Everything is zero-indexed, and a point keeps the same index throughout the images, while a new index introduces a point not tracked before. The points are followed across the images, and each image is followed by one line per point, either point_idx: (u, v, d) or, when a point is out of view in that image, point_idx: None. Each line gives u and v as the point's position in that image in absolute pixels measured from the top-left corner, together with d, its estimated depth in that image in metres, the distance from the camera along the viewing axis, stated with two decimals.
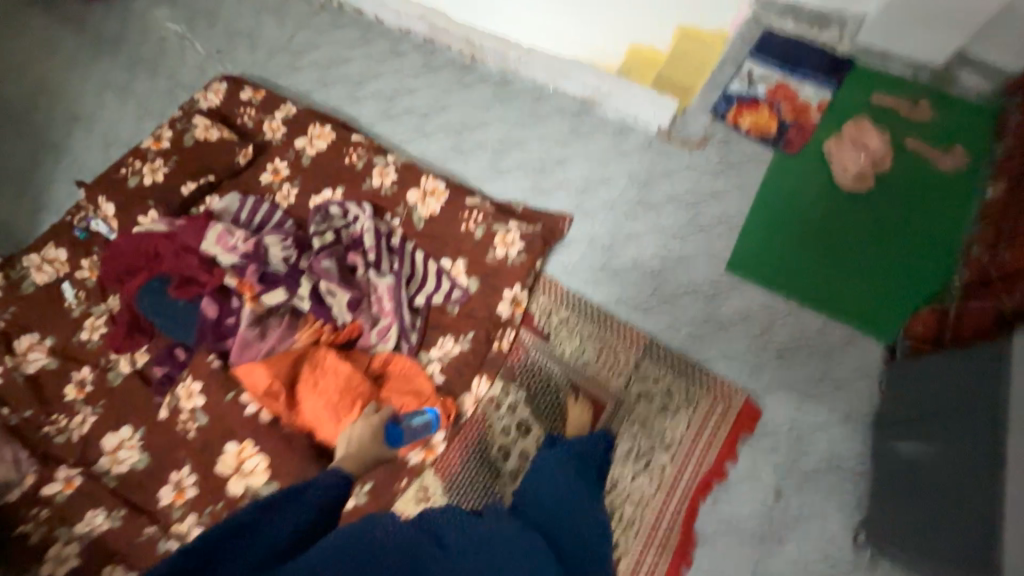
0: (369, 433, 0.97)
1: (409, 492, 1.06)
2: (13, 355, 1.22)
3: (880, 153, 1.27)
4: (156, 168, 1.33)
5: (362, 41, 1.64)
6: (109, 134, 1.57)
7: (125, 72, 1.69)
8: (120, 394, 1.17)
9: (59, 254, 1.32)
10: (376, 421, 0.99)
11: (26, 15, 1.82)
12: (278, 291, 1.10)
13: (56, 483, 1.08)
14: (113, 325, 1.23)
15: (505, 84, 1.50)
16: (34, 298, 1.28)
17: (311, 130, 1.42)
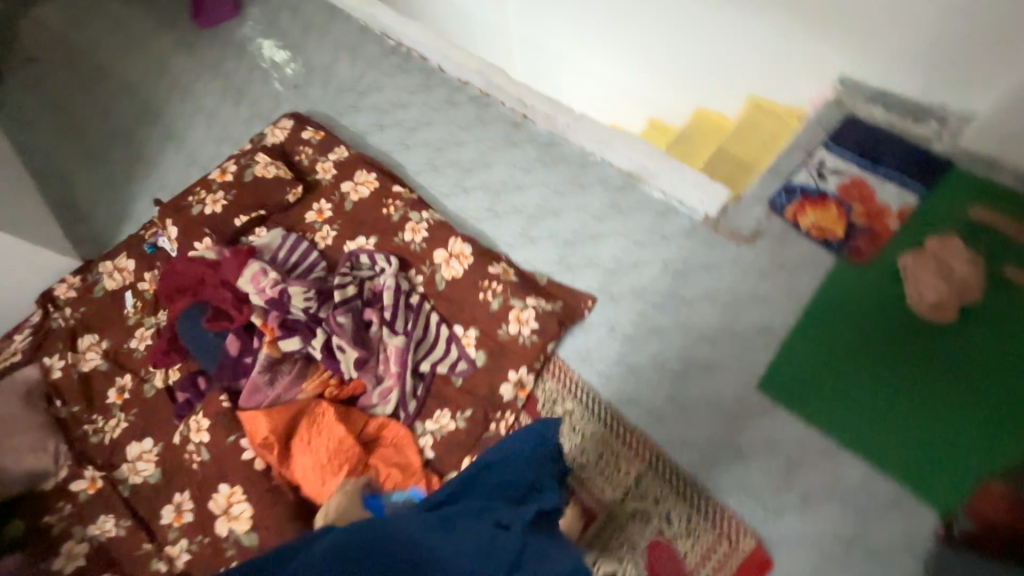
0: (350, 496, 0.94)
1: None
2: (76, 352, 1.38)
3: (969, 281, 1.07)
4: (216, 200, 1.44)
5: (422, 87, 1.67)
6: (190, 154, 1.74)
7: (215, 98, 1.86)
8: (149, 406, 1.27)
9: (128, 265, 1.47)
10: (350, 489, 0.95)
11: (149, 38, 2.08)
12: (294, 339, 1.14)
13: (83, 482, 1.19)
14: (156, 340, 1.34)
15: (552, 147, 1.46)
16: (102, 302, 1.44)
17: (357, 175, 1.47)
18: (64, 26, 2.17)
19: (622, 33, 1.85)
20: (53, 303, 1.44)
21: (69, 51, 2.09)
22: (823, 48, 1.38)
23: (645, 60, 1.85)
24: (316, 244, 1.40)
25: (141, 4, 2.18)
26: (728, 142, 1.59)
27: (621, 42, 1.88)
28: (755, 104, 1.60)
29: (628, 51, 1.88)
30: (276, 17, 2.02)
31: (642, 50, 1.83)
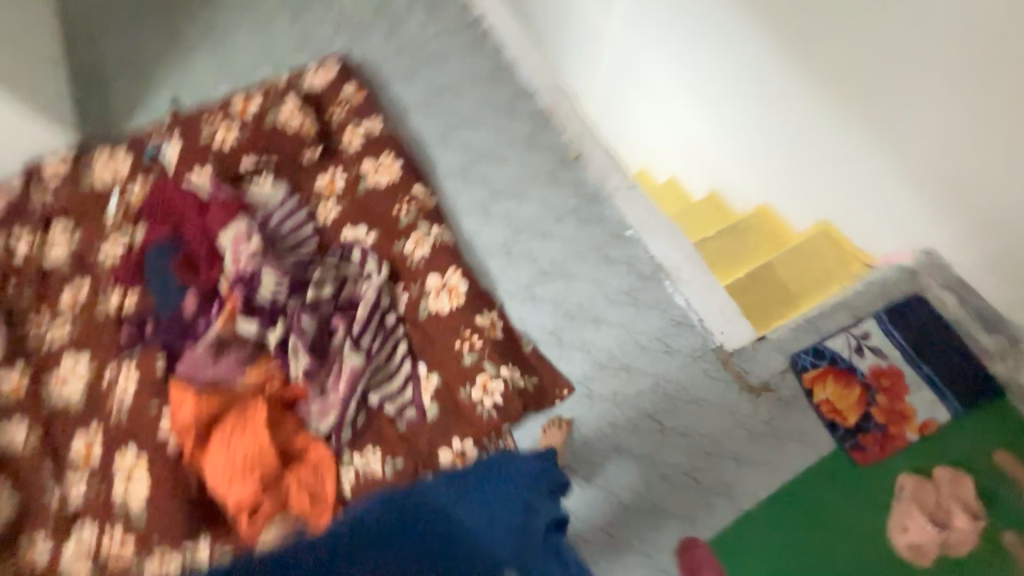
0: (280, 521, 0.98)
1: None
2: (44, 237, 1.31)
3: (960, 536, 0.99)
4: (229, 132, 1.34)
5: (486, 79, 1.51)
6: (225, 60, 1.59)
7: (271, 5, 1.68)
8: (95, 325, 1.21)
9: (123, 163, 1.38)
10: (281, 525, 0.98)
11: None
12: (251, 323, 1.07)
13: (8, 377, 1.16)
14: (124, 257, 1.27)
15: (593, 204, 1.32)
16: (85, 194, 1.36)
17: (382, 156, 1.34)
18: None
19: (718, 94, 1.66)
20: (36, 176, 1.36)
21: None
22: (920, 208, 1.19)
23: (732, 129, 1.67)
24: (314, 216, 1.29)
25: None
26: (777, 260, 1.45)
27: (714, 102, 1.70)
28: (824, 231, 1.44)
29: (719, 112, 1.70)
30: None
31: (733, 119, 1.65)
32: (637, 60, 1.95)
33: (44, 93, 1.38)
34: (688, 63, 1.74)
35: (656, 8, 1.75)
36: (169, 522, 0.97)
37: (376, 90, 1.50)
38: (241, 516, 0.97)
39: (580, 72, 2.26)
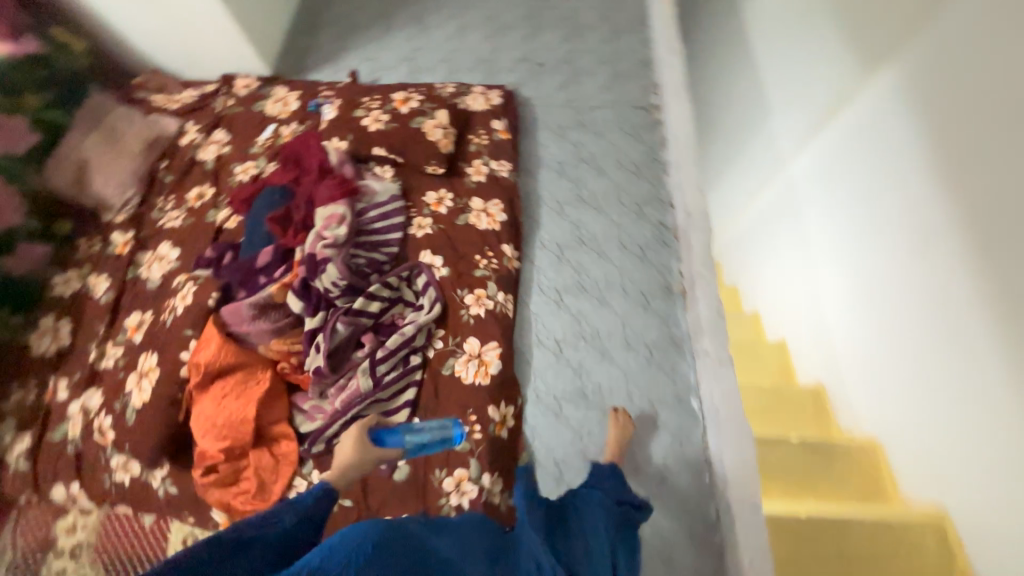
0: (357, 438, 0.86)
1: (175, 537, 1.06)
2: (206, 138, 1.50)
3: None
4: (377, 118, 1.38)
5: (631, 170, 1.41)
6: (414, 51, 1.69)
7: (477, 17, 1.75)
8: (197, 228, 1.36)
9: (292, 105, 1.53)
10: (361, 431, 0.88)
11: None
12: (298, 301, 1.10)
13: (118, 238, 1.35)
14: (247, 184, 1.40)
15: (671, 351, 1.17)
16: (251, 116, 1.52)
17: (492, 202, 1.32)
18: None
19: (875, 298, 1.34)
20: (227, 85, 1.55)
21: None
22: None
23: (873, 343, 1.35)
24: (407, 225, 1.31)
25: None
26: (865, 522, 1.16)
27: (867, 302, 1.38)
28: (938, 525, 1.09)
29: (868, 317, 1.38)
30: None
31: (880, 334, 1.32)
32: (806, 209, 1.67)
33: (265, 22, 1.57)
34: (857, 244, 1.43)
35: (848, 170, 1.46)
36: (146, 436, 1.04)
37: (523, 134, 1.48)
38: (203, 466, 1.03)
39: (746, 187, 2.04)
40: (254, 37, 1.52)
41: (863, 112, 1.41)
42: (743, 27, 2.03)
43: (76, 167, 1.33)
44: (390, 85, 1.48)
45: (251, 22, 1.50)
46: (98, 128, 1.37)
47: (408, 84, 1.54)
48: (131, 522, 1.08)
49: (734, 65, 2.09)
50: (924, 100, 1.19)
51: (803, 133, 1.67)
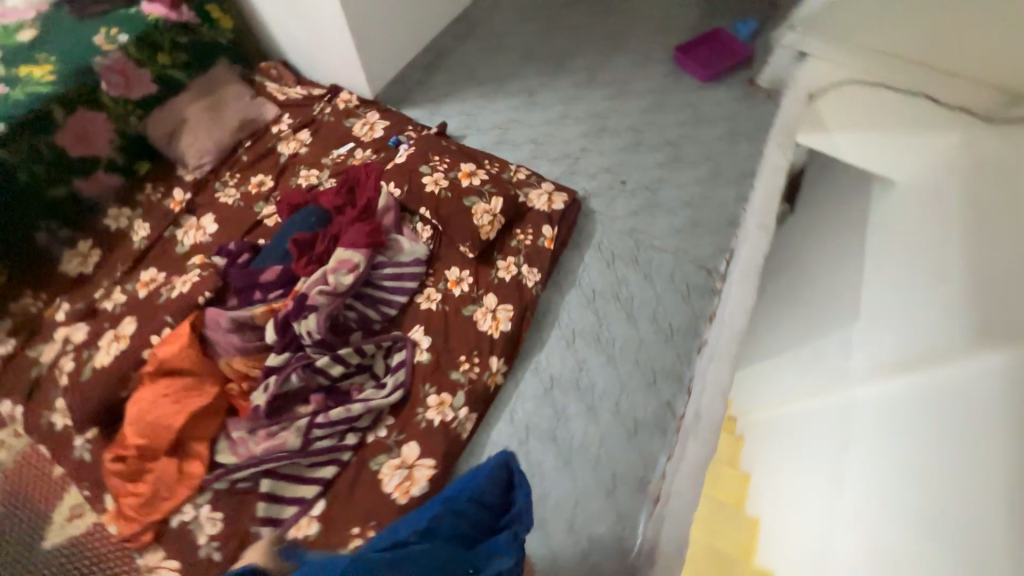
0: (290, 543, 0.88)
1: (68, 501, 1.07)
2: (291, 133, 1.59)
3: None
4: (437, 180, 1.37)
5: (662, 333, 1.28)
6: (510, 122, 1.70)
7: (583, 110, 1.73)
8: (242, 213, 1.43)
9: (376, 133, 1.59)
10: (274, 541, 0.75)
11: (640, 25, 2.01)
12: (274, 334, 1.09)
13: (177, 194, 1.45)
14: (302, 190, 1.46)
15: (611, 560, 1.03)
16: (338, 129, 1.60)
17: (503, 306, 1.25)
18: None
19: None
20: (332, 95, 1.64)
21: None
22: None
23: None
24: (416, 294, 1.29)
25: (676, 2, 2.09)
26: None
27: None
28: None
29: None
30: (714, 121, 1.70)
31: None
32: (852, 444, 1.43)
33: (386, 52, 1.65)
34: (890, 525, 1.18)
35: (918, 433, 1.20)
36: (87, 396, 1.07)
37: (570, 245, 1.42)
38: (118, 451, 1.03)
39: (804, 381, 1.80)
40: (369, 64, 1.61)
41: (946, 380, 1.17)
42: (863, 214, 1.81)
43: (174, 122, 1.45)
44: (467, 153, 1.49)
45: (372, 49, 1.58)
46: (208, 97, 1.49)
47: (487, 155, 1.54)
48: (44, 469, 1.10)
49: (840, 249, 1.87)
50: (1021, 412, 0.95)
51: (878, 361, 1.44)
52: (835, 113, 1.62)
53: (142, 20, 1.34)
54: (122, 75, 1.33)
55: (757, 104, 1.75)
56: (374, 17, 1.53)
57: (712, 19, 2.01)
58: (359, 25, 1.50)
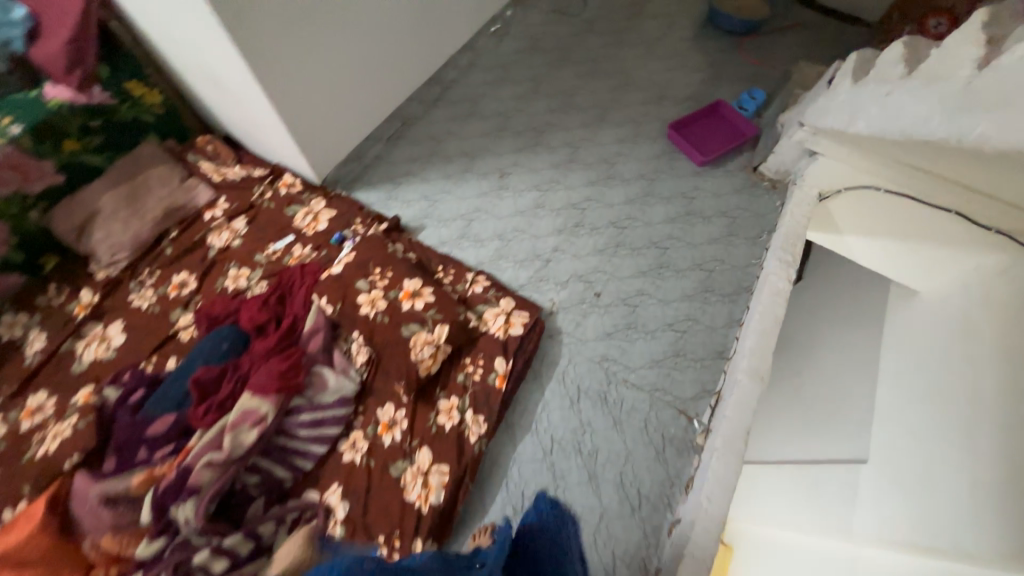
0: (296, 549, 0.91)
1: None
2: (225, 222, 1.41)
3: None
4: (375, 301, 1.19)
5: (627, 503, 1.08)
6: (477, 210, 1.51)
7: (560, 198, 1.54)
8: (156, 322, 1.25)
9: (320, 225, 1.40)
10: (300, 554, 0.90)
11: (633, 91, 1.80)
12: (149, 516, 0.91)
13: (84, 296, 1.27)
14: (226, 298, 1.28)
15: None
16: (279, 219, 1.42)
17: (438, 467, 1.05)
18: (626, 12, 2.04)
19: None
20: (275, 177, 1.47)
21: (593, 32, 1.98)
22: None
23: None
24: (339, 442, 1.09)
25: (675, 64, 1.88)
26: None
27: None
28: None
29: None
30: (706, 219, 1.49)
31: None
32: None
33: (338, 131, 1.47)
34: None
35: None
36: None
37: (529, 377, 1.21)
38: None
39: (793, 508, 1.60)
40: (315, 145, 1.43)
41: None
42: (876, 324, 1.59)
43: (83, 216, 1.28)
44: (417, 260, 1.31)
45: (318, 130, 1.40)
46: (125, 184, 1.33)
47: (441, 258, 1.35)
48: None
49: (848, 359, 1.66)
50: None
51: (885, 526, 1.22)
52: (851, 220, 1.46)
53: (40, 107, 1.17)
54: (17, 170, 1.17)
55: (758, 198, 1.54)
56: (318, 98, 1.35)
57: (714, 89, 1.81)
58: (296, 111, 1.31)
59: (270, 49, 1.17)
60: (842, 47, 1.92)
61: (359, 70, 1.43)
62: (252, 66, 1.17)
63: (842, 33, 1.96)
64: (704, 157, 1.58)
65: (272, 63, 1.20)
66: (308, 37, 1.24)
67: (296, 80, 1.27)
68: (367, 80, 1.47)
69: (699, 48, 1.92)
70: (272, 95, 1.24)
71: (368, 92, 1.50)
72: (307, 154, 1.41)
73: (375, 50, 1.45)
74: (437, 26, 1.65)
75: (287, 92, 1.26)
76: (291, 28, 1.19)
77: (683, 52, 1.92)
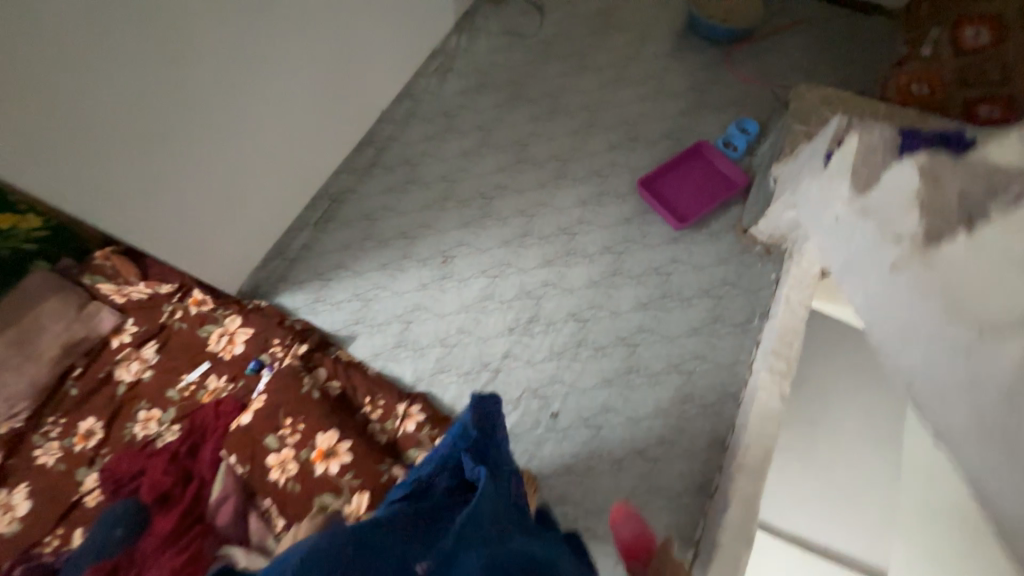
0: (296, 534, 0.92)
1: None
2: (132, 351, 1.26)
3: None
4: (286, 463, 1.04)
5: None
6: (417, 305, 1.31)
7: (514, 283, 1.32)
8: (58, 485, 1.13)
9: (236, 349, 1.23)
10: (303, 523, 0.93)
11: (598, 133, 1.53)
12: None
13: None
14: (133, 451, 1.14)
15: None
16: (190, 343, 1.25)
17: None
18: (592, 27, 1.74)
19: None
20: (184, 291, 1.29)
21: (550, 58, 1.69)
22: None
23: None
24: None
25: (648, 92, 1.60)
26: None
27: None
28: None
29: None
30: (685, 302, 1.26)
31: None
32: None
33: (250, 231, 1.28)
34: None
35: None
36: None
37: None
38: None
39: None
40: (222, 254, 1.24)
41: None
42: None
43: None
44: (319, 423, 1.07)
45: (221, 238, 1.21)
46: (13, 326, 1.19)
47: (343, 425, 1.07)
48: None
49: None
50: None
51: None
52: None
53: None
54: None
55: (747, 269, 1.29)
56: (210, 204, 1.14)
57: (694, 122, 1.52)
58: (184, 239, 1.13)
59: (131, 189, 0.99)
60: (852, 48, 1.59)
61: (260, 173, 1.23)
62: (111, 213, 0.99)
63: (855, 30, 1.62)
64: (682, 218, 1.34)
65: (140, 202, 1.02)
66: (182, 159, 1.04)
67: (175, 211, 1.09)
68: (273, 178, 1.27)
69: (677, 68, 1.62)
70: (147, 234, 1.06)
71: (277, 186, 1.30)
72: (208, 276, 1.23)
73: (279, 139, 1.23)
74: (363, 86, 1.41)
75: (167, 225, 1.09)
76: (156, 161, 1.00)
77: (658, 73, 1.62)
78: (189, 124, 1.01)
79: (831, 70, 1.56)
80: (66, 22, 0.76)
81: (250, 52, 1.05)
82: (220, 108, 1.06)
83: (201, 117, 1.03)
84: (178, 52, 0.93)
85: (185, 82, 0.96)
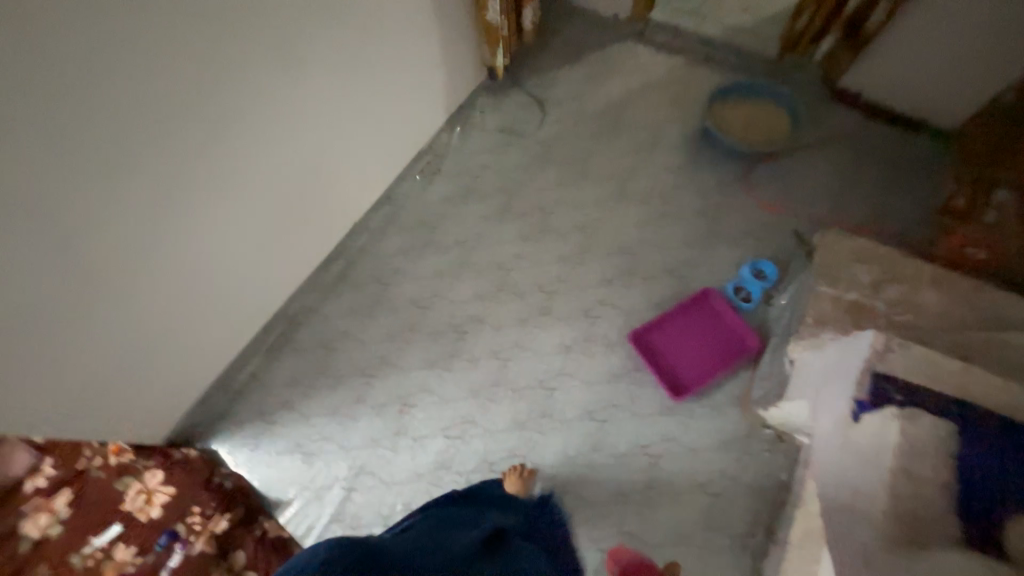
0: None
1: None
2: (41, 500, 1.11)
3: None
4: None
5: None
6: (365, 467, 1.17)
7: (477, 452, 1.16)
8: None
9: (150, 514, 1.10)
10: None
11: (593, 262, 1.36)
12: None
13: None
14: None
15: None
16: (104, 500, 1.11)
17: None
18: (598, 130, 1.56)
19: None
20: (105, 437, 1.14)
21: (548, 163, 1.53)
22: None
23: None
24: None
25: (654, 213, 1.41)
26: None
27: None
28: None
29: None
30: (676, 496, 1.07)
31: None
32: None
33: (214, 344, 1.17)
34: None
35: None
36: None
37: None
38: None
39: None
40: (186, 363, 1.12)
41: None
42: None
43: None
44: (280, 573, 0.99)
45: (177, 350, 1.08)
46: None
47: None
48: None
49: None
50: None
51: None
52: None
53: None
54: None
55: (751, 458, 1.09)
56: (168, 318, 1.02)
57: (704, 256, 1.33)
58: (111, 351, 0.95)
59: (54, 305, 0.80)
60: (899, 176, 1.38)
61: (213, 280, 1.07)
62: (28, 329, 0.78)
63: (903, 154, 1.41)
64: (676, 391, 1.15)
65: (88, 315, 0.86)
66: (152, 274, 0.94)
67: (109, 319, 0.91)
68: (231, 295, 1.14)
69: (690, 186, 1.43)
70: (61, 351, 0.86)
71: (230, 306, 1.15)
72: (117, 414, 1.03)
73: (250, 234, 1.10)
74: (351, 177, 1.30)
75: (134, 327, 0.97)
76: (106, 270, 0.85)
77: (667, 190, 1.43)
78: (167, 211, 0.89)
79: (865, 201, 1.36)
80: (75, 87, 0.67)
81: (236, 149, 0.96)
82: (182, 203, 0.91)
83: (158, 212, 0.88)
84: (153, 134, 0.80)
85: (145, 171, 0.82)
